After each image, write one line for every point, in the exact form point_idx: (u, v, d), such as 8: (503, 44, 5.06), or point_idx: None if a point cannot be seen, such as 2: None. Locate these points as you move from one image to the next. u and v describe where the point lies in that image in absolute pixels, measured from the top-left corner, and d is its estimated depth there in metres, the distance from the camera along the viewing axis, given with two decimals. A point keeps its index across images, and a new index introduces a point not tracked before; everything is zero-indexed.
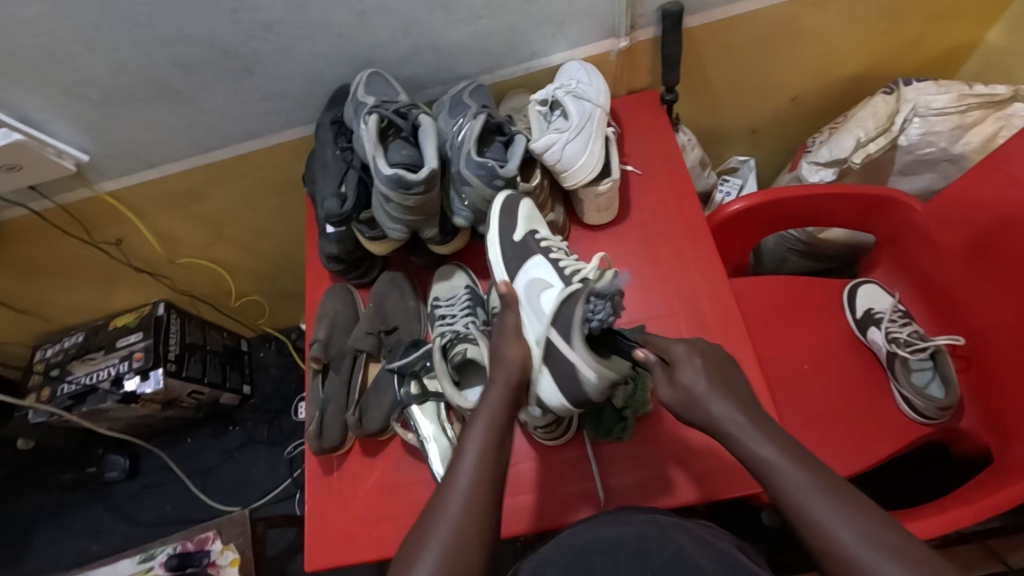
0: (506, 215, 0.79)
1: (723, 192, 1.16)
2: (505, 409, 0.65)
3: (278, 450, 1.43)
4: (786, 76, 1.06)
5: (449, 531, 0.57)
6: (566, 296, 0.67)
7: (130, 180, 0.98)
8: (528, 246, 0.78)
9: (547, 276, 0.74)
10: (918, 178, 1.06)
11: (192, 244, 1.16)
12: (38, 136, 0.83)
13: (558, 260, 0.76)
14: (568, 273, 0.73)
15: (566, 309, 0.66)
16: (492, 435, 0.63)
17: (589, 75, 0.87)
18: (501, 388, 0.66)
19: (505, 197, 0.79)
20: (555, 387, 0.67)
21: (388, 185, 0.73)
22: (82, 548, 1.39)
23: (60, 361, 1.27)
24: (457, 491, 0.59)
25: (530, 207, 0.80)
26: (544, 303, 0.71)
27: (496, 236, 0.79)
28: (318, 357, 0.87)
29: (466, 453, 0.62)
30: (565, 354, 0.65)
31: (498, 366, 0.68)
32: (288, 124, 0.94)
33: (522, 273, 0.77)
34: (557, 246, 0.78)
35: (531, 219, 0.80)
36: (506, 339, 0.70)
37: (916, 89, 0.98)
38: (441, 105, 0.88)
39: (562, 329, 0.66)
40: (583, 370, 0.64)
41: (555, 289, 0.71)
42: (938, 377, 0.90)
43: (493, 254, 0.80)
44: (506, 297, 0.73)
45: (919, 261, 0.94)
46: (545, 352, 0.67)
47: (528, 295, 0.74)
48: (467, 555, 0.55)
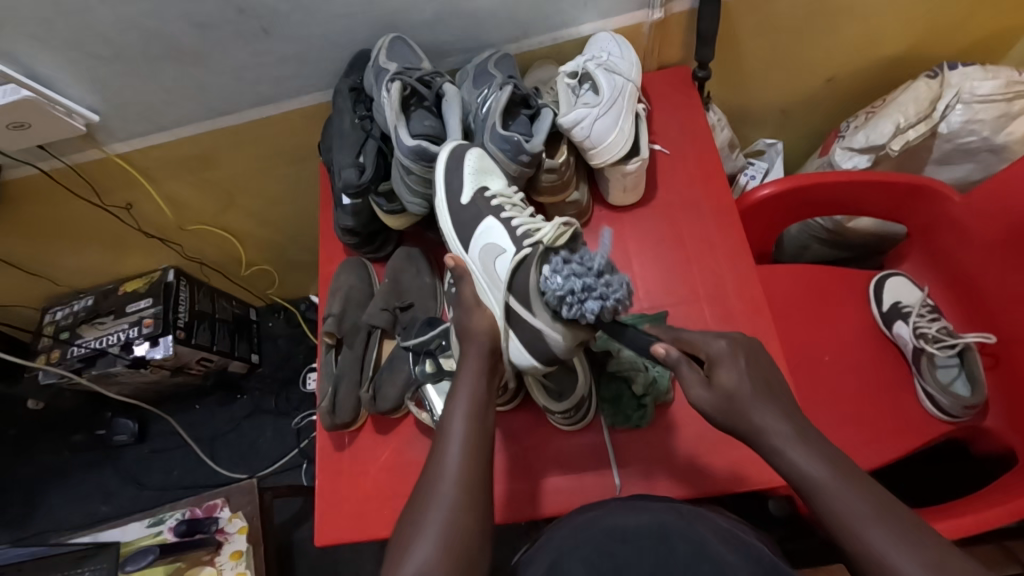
0: (455, 177, 0.73)
1: (749, 175, 1.12)
2: (482, 380, 0.63)
3: (285, 420, 1.43)
4: (823, 55, 1.01)
5: (441, 518, 0.54)
6: (517, 261, 0.64)
7: (140, 144, 0.95)
8: (477, 206, 0.72)
9: (500, 239, 0.69)
10: (956, 168, 1.01)
11: (203, 211, 1.14)
12: (47, 93, 0.81)
13: (510, 218, 0.70)
14: (520, 234, 0.68)
15: (520, 275, 0.63)
16: (475, 407, 0.61)
17: (621, 47, 0.83)
18: (477, 359, 0.64)
19: (448, 150, 0.73)
20: (522, 351, 0.65)
21: (410, 157, 0.72)
22: (91, 508, 1.41)
23: (69, 325, 1.26)
24: (445, 469, 0.57)
25: (477, 158, 0.74)
26: (499, 270, 0.68)
27: (444, 202, 0.74)
28: (332, 332, 0.85)
29: (451, 429, 0.60)
30: (528, 321, 0.63)
31: (466, 339, 0.66)
32: (304, 89, 0.91)
33: (475, 240, 0.72)
34: (509, 202, 0.73)
35: (480, 173, 0.73)
36: (468, 312, 0.67)
37: (961, 75, 0.93)
38: (465, 74, 0.84)
39: (520, 297, 0.63)
40: (548, 334, 0.62)
41: (508, 254, 0.67)
42: (964, 374, 0.87)
43: (443, 220, 0.75)
44: (456, 270, 0.69)
45: (951, 255, 0.91)
46: (507, 319, 0.65)
47: (484, 262, 0.70)
48: (463, 539, 0.53)
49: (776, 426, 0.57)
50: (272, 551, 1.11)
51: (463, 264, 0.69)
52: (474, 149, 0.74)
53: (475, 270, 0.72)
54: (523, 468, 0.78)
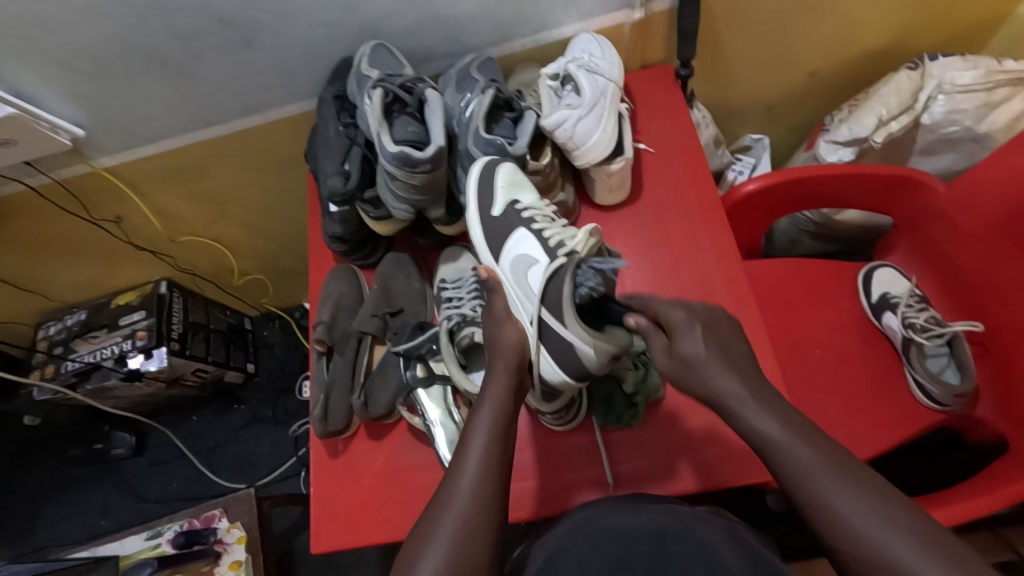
0: (483, 187, 0.75)
1: (736, 171, 1.13)
2: (511, 396, 0.63)
3: (283, 428, 1.43)
4: (805, 50, 1.01)
5: (454, 527, 0.55)
6: (551, 272, 0.65)
7: (128, 156, 0.95)
8: (508, 219, 0.74)
9: (533, 251, 0.70)
10: (940, 158, 1.02)
11: (194, 222, 1.14)
12: (32, 109, 0.81)
13: (541, 230, 0.72)
14: (553, 246, 0.69)
15: (553, 284, 0.64)
16: (497, 424, 0.61)
17: (602, 47, 0.84)
18: (503, 375, 0.64)
19: (482, 166, 0.75)
20: (554, 365, 0.65)
21: (393, 163, 0.70)
22: (91, 522, 1.41)
23: (63, 339, 1.26)
24: (462, 479, 0.58)
25: (509, 172, 0.75)
26: (532, 281, 0.69)
27: (476, 212, 0.76)
28: (322, 339, 0.86)
29: (472, 441, 0.60)
30: (559, 332, 0.62)
31: (498, 353, 0.65)
32: (289, 98, 0.91)
33: (506, 251, 0.74)
34: (540, 214, 0.74)
35: (511, 187, 0.74)
36: (498, 325, 0.67)
37: (942, 65, 0.94)
38: (448, 79, 0.85)
39: (552, 307, 0.63)
40: (579, 347, 0.61)
41: (541, 266, 0.68)
42: (953, 363, 0.88)
43: (474, 232, 0.77)
44: (488, 281, 0.69)
45: (939, 245, 0.91)
46: (538, 330, 0.65)
47: (516, 270, 0.72)
48: (474, 546, 0.54)
49: (762, 419, 0.58)
50: (271, 560, 1.11)
51: (495, 274, 0.70)
52: (506, 162, 0.75)
53: (508, 283, 0.73)
54: (517, 471, 0.78)
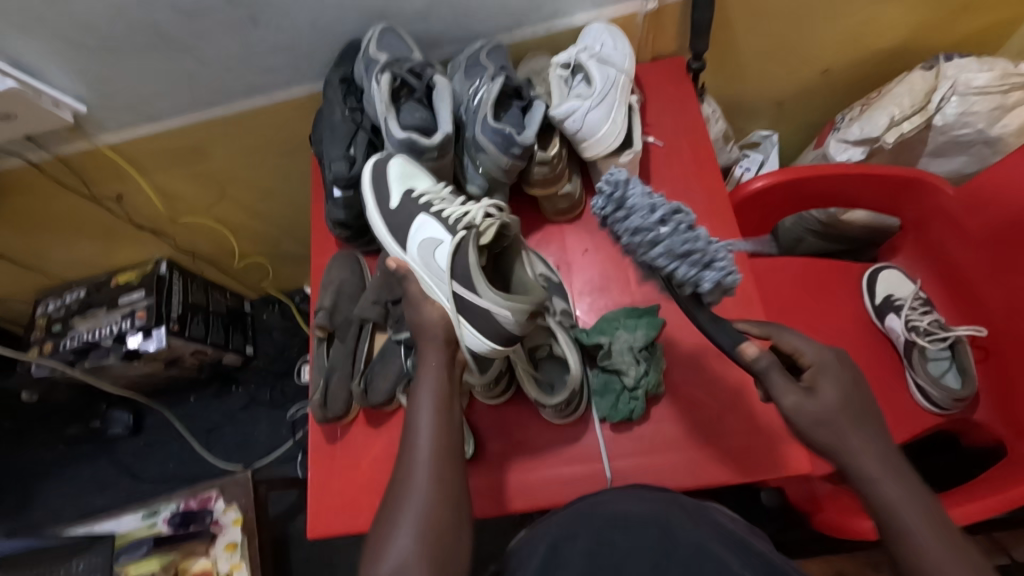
0: (378, 184, 0.74)
1: (743, 167, 1.12)
2: (445, 376, 0.62)
3: (280, 412, 1.43)
4: (819, 46, 1.00)
5: (416, 513, 0.53)
6: (455, 246, 0.63)
7: (130, 134, 0.94)
8: (409, 207, 0.72)
9: (435, 232, 0.69)
10: (951, 160, 1.01)
11: (195, 203, 1.13)
12: (33, 84, 0.79)
13: (442, 211, 0.70)
14: (453, 222, 0.68)
15: (458, 260, 0.62)
16: (440, 404, 0.60)
17: (614, 38, 0.82)
18: (435, 356, 0.63)
19: (372, 167, 0.75)
20: (477, 334, 0.62)
21: (397, 150, 0.73)
22: (87, 500, 1.41)
23: (61, 317, 1.25)
24: (415, 463, 0.56)
25: (401, 164, 0.74)
26: (438, 259, 0.66)
27: (376, 208, 0.75)
28: (324, 325, 0.86)
29: (419, 423, 0.59)
30: (475, 302, 0.61)
31: (420, 334, 0.64)
32: (295, 79, 0.90)
33: (410, 240, 0.72)
34: (438, 196, 0.72)
35: (405, 177, 0.74)
36: (417, 307, 0.65)
37: (957, 66, 0.93)
38: (456, 65, 0.83)
39: (463, 280, 0.62)
40: (497, 312, 0.59)
41: (445, 243, 0.66)
42: (955, 367, 0.87)
43: (377, 229, 0.76)
44: (400, 270, 0.68)
45: (945, 249, 0.90)
46: (457, 306, 0.63)
47: (422, 259, 0.69)
48: (441, 532, 0.53)
49: None
50: (267, 542, 1.12)
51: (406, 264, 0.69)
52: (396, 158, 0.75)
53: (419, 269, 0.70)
54: (514, 461, 0.78)
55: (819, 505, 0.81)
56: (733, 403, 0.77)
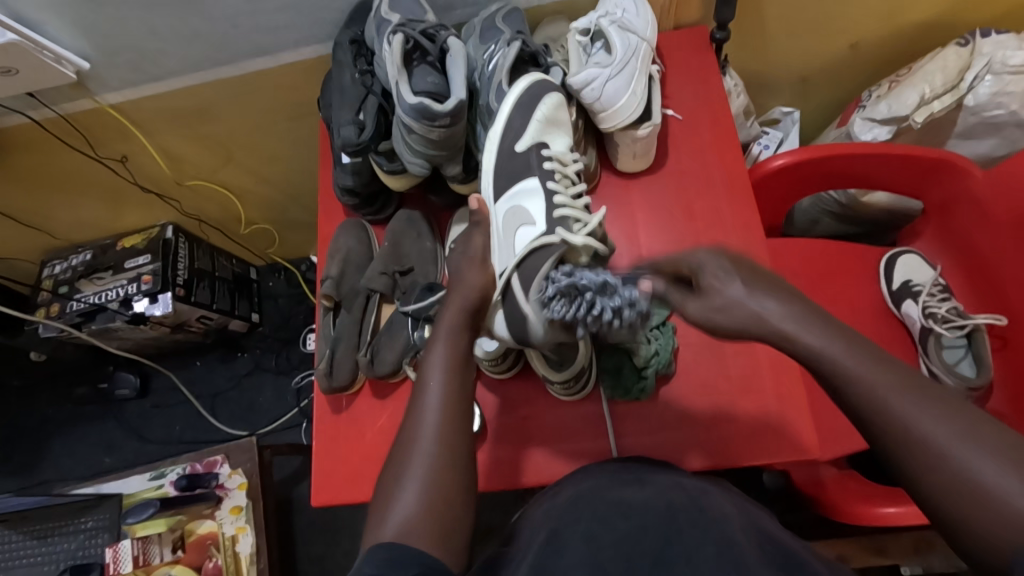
0: (518, 112, 0.70)
1: (762, 144, 1.09)
2: (461, 335, 0.61)
3: (285, 379, 1.44)
4: (852, 16, 0.95)
5: (422, 471, 0.54)
6: (539, 245, 0.61)
7: (134, 94, 0.91)
8: (528, 160, 0.70)
9: (535, 210, 0.67)
10: (979, 143, 0.98)
11: (200, 167, 1.11)
12: (34, 38, 0.77)
13: (554, 191, 0.68)
14: (555, 214, 0.66)
15: (535, 258, 0.60)
16: (454, 364, 0.59)
17: (636, 4, 0.79)
18: (454, 314, 0.62)
19: (528, 86, 0.71)
20: (504, 323, 0.63)
21: (411, 115, 0.66)
22: (95, 460, 1.43)
23: (68, 279, 1.25)
24: (423, 421, 0.56)
25: (551, 108, 0.71)
26: (519, 240, 0.66)
27: (498, 138, 0.72)
28: (331, 295, 0.83)
29: (428, 382, 0.58)
30: (519, 303, 0.60)
31: (454, 291, 0.63)
32: (303, 41, 0.87)
33: (509, 195, 0.70)
34: (561, 171, 0.70)
35: (543, 126, 0.71)
36: (467, 264, 0.64)
37: (994, 43, 0.88)
38: (471, 28, 0.80)
39: (524, 276, 0.60)
40: (531, 323, 0.59)
41: (536, 229, 0.65)
42: (970, 356, 0.86)
43: (487, 158, 0.73)
44: (476, 215, 0.66)
45: (967, 233, 0.88)
46: (503, 293, 0.62)
47: (507, 221, 0.68)
48: (446, 493, 0.53)
49: None
50: (270, 507, 1.13)
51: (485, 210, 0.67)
52: (554, 93, 0.72)
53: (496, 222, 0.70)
54: (519, 435, 0.78)
55: (824, 488, 0.80)
56: (743, 385, 0.75)
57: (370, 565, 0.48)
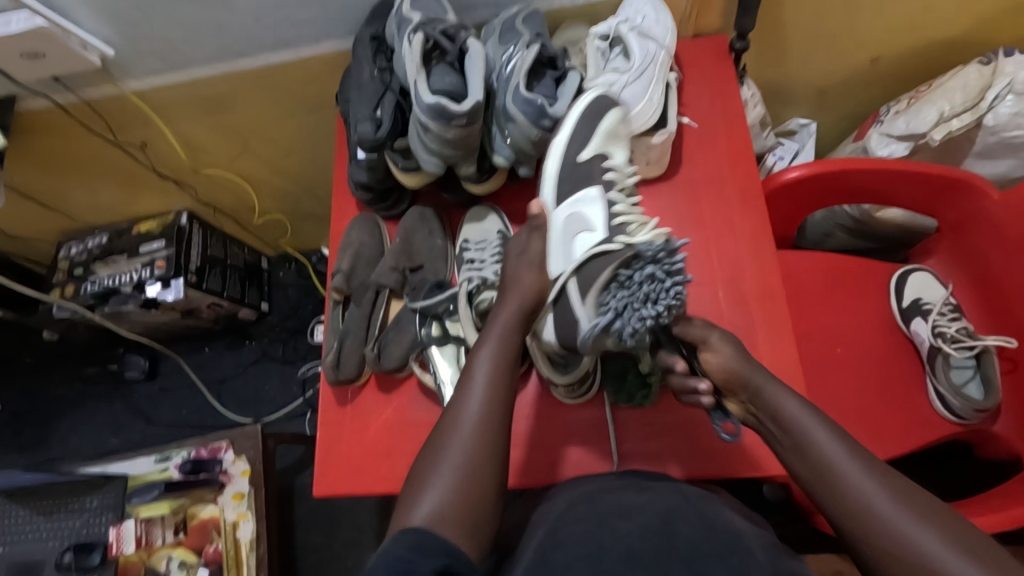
0: (584, 124, 0.73)
1: (777, 155, 1.09)
2: (516, 331, 0.64)
3: (292, 368, 1.45)
4: (873, 29, 0.95)
5: (459, 462, 0.55)
6: (599, 251, 0.64)
7: (156, 82, 0.93)
8: (590, 168, 0.73)
9: (594, 216, 0.69)
10: (997, 163, 0.97)
11: (218, 156, 1.13)
12: (62, 23, 0.79)
13: (614, 201, 0.71)
14: (615, 223, 0.69)
15: (594, 264, 0.63)
16: (502, 359, 0.62)
17: (657, 10, 0.79)
18: (512, 310, 0.64)
19: (593, 100, 0.73)
20: (553, 327, 0.67)
21: (428, 114, 0.67)
22: (102, 440, 1.45)
23: (84, 260, 1.27)
24: (465, 414, 0.58)
25: (614, 121, 0.73)
26: (579, 246, 0.68)
27: (562, 148, 0.74)
28: (341, 288, 0.85)
29: (475, 375, 0.60)
30: (575, 305, 0.63)
31: (511, 289, 0.65)
32: (325, 35, 0.87)
33: (570, 201, 0.72)
34: (621, 180, 0.73)
35: (607, 137, 0.73)
36: (521, 264, 0.67)
37: (1016, 62, 0.88)
38: (491, 29, 0.80)
39: (581, 280, 0.64)
40: (580, 325, 0.62)
41: (595, 236, 0.68)
42: (978, 377, 0.85)
43: (550, 164, 0.75)
44: (536, 218, 0.70)
45: (981, 253, 0.87)
46: (557, 296, 0.66)
47: (563, 228, 0.71)
48: (480, 485, 0.54)
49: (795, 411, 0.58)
50: (272, 495, 1.14)
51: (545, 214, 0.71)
52: (617, 108, 0.73)
53: (552, 228, 0.71)
54: (521, 436, 0.78)
55: (823, 504, 0.79)
56: None
57: (400, 546, 0.49)
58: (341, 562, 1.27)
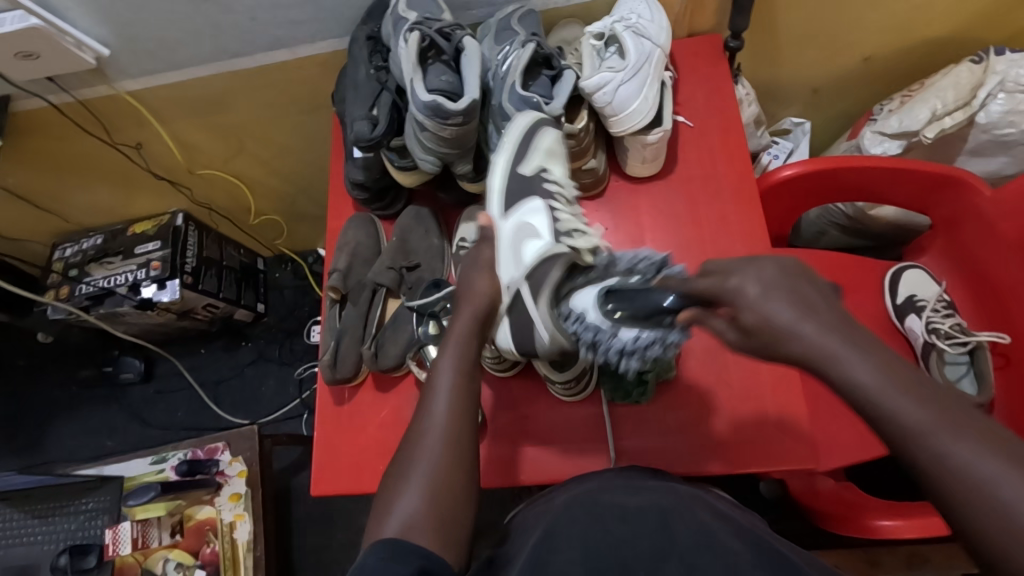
0: (522, 142, 0.71)
1: (772, 154, 1.09)
2: (473, 341, 0.63)
3: (288, 369, 1.45)
4: (867, 29, 0.95)
5: (426, 474, 0.55)
6: (548, 253, 0.64)
7: (151, 82, 0.93)
8: (533, 182, 0.72)
9: (539, 224, 0.70)
10: (989, 161, 0.98)
11: (213, 156, 1.13)
12: (56, 23, 0.78)
13: (557, 209, 0.72)
14: (560, 228, 0.70)
15: (544, 266, 0.63)
16: (462, 369, 0.61)
17: (651, 10, 0.79)
18: (468, 319, 0.64)
19: (528, 123, 0.71)
20: (509, 335, 0.65)
21: (424, 113, 0.67)
22: (97, 442, 1.45)
23: (78, 262, 1.26)
24: (431, 425, 0.58)
25: (551, 140, 0.71)
26: (527, 252, 0.67)
27: (505, 164, 0.72)
28: (337, 287, 0.85)
29: (438, 384, 0.60)
30: (528, 310, 0.62)
31: (464, 298, 0.65)
32: (320, 35, 0.87)
33: (515, 212, 0.71)
34: (562, 193, 0.74)
35: (548, 154, 0.72)
36: (474, 272, 0.66)
37: (1007, 61, 0.89)
38: (486, 28, 0.80)
39: (533, 284, 0.62)
40: (538, 328, 0.61)
41: (541, 243, 0.68)
42: (972, 373, 0.86)
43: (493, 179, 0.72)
44: (485, 230, 0.69)
45: (974, 249, 0.88)
46: (511, 302, 0.64)
47: (513, 237, 0.69)
48: (452, 496, 0.54)
49: None
50: (269, 496, 1.14)
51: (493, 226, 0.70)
52: (550, 128, 0.71)
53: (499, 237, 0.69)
54: (519, 434, 0.79)
55: (820, 500, 0.80)
56: (744, 392, 0.76)
57: (373, 558, 0.49)
58: (338, 562, 1.26)
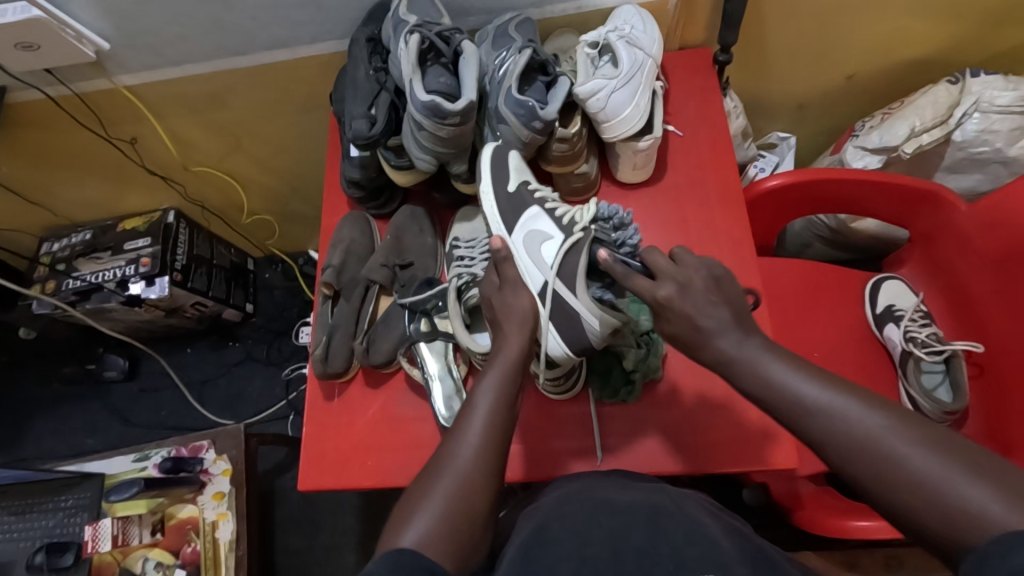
0: (496, 169, 0.77)
1: (758, 167, 1.12)
2: (522, 364, 0.63)
3: (275, 370, 1.45)
4: (850, 48, 0.99)
5: (450, 490, 0.54)
6: (569, 245, 0.67)
7: (149, 78, 0.93)
8: (522, 197, 0.76)
9: (546, 227, 0.72)
10: (964, 177, 1.01)
11: (208, 153, 1.13)
12: (58, 15, 0.79)
13: (553, 209, 0.74)
14: (565, 224, 0.72)
15: (570, 257, 0.66)
16: (505, 389, 0.60)
17: (644, 21, 0.82)
18: (519, 339, 0.64)
19: (494, 150, 0.78)
20: (558, 338, 0.66)
21: (422, 112, 0.68)
22: (77, 441, 1.43)
23: (66, 257, 1.25)
24: (465, 441, 0.57)
25: (519, 159, 0.78)
26: (546, 254, 0.69)
27: (490, 193, 0.77)
28: (330, 282, 0.84)
29: (477, 405, 0.59)
30: (569, 303, 0.64)
31: (508, 317, 0.65)
32: (321, 36, 0.89)
33: (520, 225, 0.74)
34: (551, 196, 0.77)
35: (521, 171, 0.77)
36: (513, 293, 0.67)
37: (982, 83, 0.93)
38: (484, 35, 0.83)
39: (566, 278, 0.65)
40: (586, 318, 0.64)
41: (555, 241, 0.70)
42: (947, 381, 0.88)
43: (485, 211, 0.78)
44: (501, 251, 0.69)
45: (951, 261, 0.90)
46: (550, 309, 0.66)
47: (526, 244, 0.72)
48: (473, 508, 0.54)
49: None
50: (253, 496, 1.13)
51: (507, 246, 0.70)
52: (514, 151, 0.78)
53: (517, 253, 0.72)
54: None
55: (800, 503, 0.81)
56: (727, 396, 0.78)
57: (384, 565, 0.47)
58: (320, 565, 1.25)
